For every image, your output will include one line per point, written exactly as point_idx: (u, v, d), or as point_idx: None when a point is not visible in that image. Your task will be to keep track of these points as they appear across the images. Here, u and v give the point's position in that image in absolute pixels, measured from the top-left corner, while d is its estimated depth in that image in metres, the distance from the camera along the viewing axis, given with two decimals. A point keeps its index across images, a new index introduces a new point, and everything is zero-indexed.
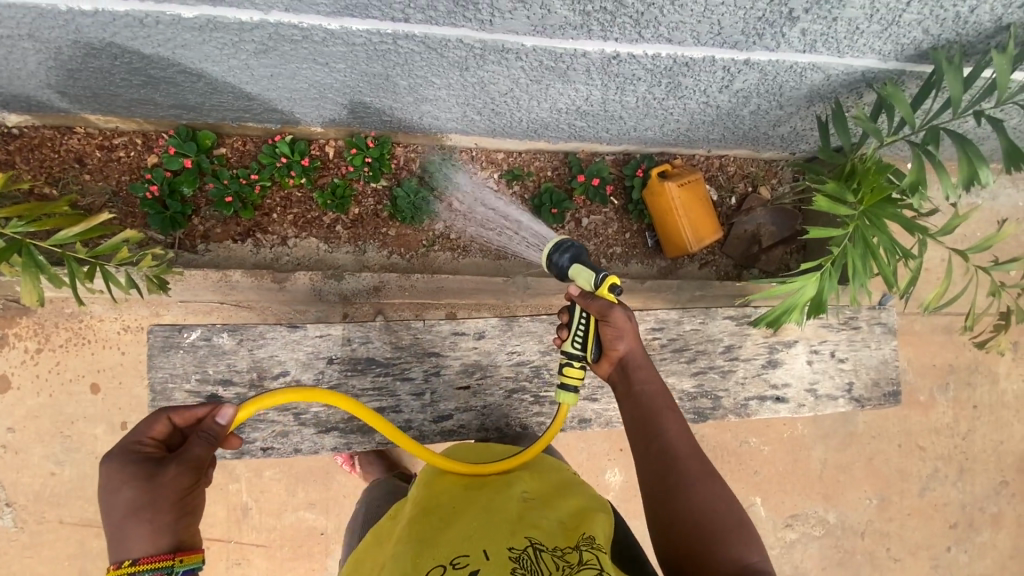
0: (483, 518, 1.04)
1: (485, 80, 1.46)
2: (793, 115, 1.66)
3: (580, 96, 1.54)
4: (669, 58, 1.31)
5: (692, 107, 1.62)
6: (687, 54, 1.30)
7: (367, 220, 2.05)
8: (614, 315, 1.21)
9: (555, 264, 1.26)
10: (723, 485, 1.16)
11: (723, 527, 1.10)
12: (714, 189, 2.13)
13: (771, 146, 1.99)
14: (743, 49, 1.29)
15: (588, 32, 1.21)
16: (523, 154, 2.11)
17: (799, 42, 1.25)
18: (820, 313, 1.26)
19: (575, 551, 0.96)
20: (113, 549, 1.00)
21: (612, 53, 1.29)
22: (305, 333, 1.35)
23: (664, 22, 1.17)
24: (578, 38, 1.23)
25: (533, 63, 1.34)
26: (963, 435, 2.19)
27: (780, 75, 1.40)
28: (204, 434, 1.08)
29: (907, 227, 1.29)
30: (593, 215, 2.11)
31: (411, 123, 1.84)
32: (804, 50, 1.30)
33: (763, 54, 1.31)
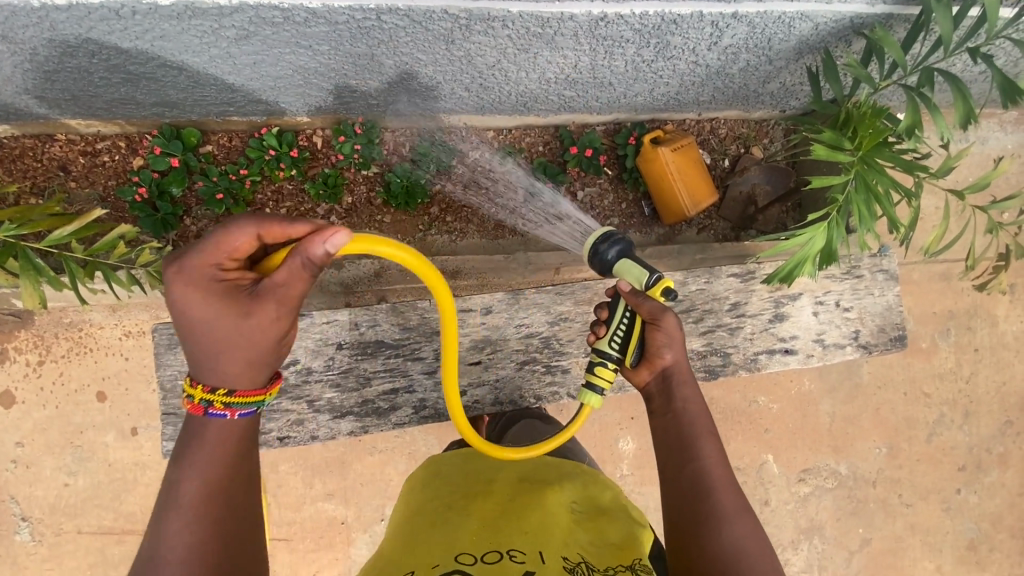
0: (543, 517, 1.07)
1: (471, 52, 1.44)
2: (783, 69, 1.65)
3: (569, 63, 1.53)
4: (657, 16, 1.30)
5: (682, 67, 1.60)
6: (674, 10, 1.28)
7: (363, 208, 2.05)
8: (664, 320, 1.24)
9: (600, 256, 1.29)
10: (754, 522, 1.18)
11: (751, 567, 1.11)
12: (707, 152, 2.13)
13: (761, 104, 1.99)
14: (730, 1, 1.27)
15: None
16: (513, 131, 2.11)
17: None
18: (831, 263, 1.24)
19: (629, 569, 0.99)
20: (206, 361, 1.07)
21: (600, 14, 1.27)
22: (311, 321, 1.33)
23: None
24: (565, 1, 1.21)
25: (520, 30, 1.32)
26: (966, 379, 2.22)
27: (769, 27, 1.39)
28: (305, 265, 1.04)
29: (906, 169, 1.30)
30: (589, 187, 2.11)
31: (399, 104, 1.81)
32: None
33: (751, 5, 1.29)
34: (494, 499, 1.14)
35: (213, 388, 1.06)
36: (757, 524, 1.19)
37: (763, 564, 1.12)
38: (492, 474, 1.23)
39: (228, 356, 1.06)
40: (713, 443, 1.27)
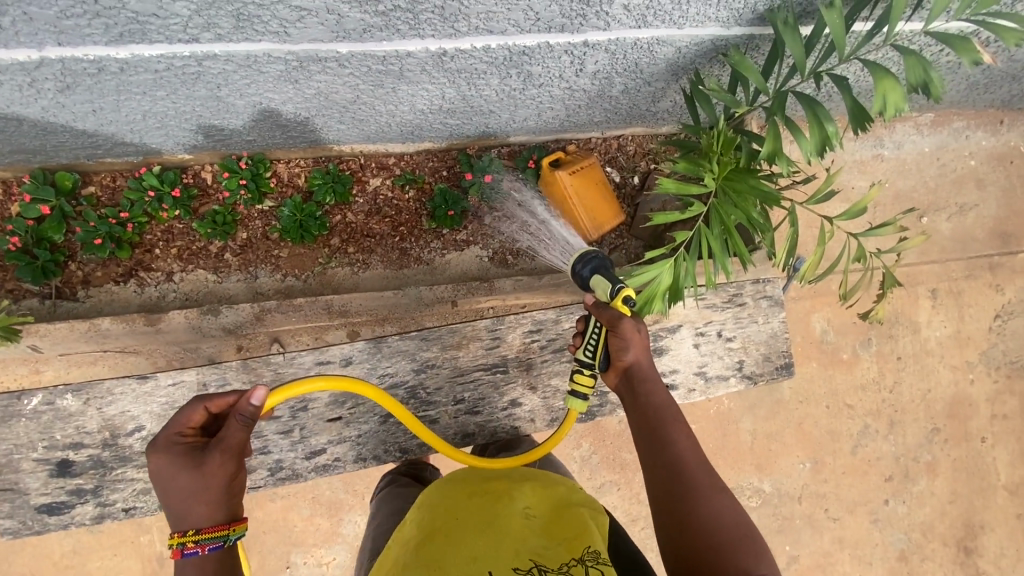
0: (487, 538, 1.01)
1: (323, 90, 1.37)
2: (666, 90, 1.59)
3: (435, 95, 1.47)
4: (502, 49, 1.23)
5: (558, 93, 1.54)
6: (518, 43, 1.22)
7: (259, 243, 1.98)
8: (624, 325, 1.16)
9: (578, 276, 1.30)
10: (729, 496, 1.13)
11: (732, 542, 1.06)
12: (615, 170, 2.09)
13: (663, 121, 1.94)
14: (575, 32, 1.21)
15: (399, 33, 1.12)
16: (413, 157, 2.05)
17: (628, 18, 1.17)
18: (679, 300, 1.22)
19: (579, 564, 0.95)
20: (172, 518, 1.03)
21: (438, 50, 1.20)
22: (156, 383, 1.27)
23: (476, 14, 1.08)
24: (391, 40, 1.14)
25: (362, 68, 1.25)
26: (890, 388, 2.19)
27: (629, 53, 1.33)
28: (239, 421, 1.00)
29: (764, 199, 1.21)
30: (494, 212, 2.05)
31: (278, 139, 1.73)
32: (639, 27, 1.22)
33: (599, 34, 1.23)
34: (455, 526, 1.06)
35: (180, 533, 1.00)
36: (731, 495, 1.13)
37: (743, 533, 1.08)
38: (448, 491, 1.16)
39: (193, 511, 1.01)
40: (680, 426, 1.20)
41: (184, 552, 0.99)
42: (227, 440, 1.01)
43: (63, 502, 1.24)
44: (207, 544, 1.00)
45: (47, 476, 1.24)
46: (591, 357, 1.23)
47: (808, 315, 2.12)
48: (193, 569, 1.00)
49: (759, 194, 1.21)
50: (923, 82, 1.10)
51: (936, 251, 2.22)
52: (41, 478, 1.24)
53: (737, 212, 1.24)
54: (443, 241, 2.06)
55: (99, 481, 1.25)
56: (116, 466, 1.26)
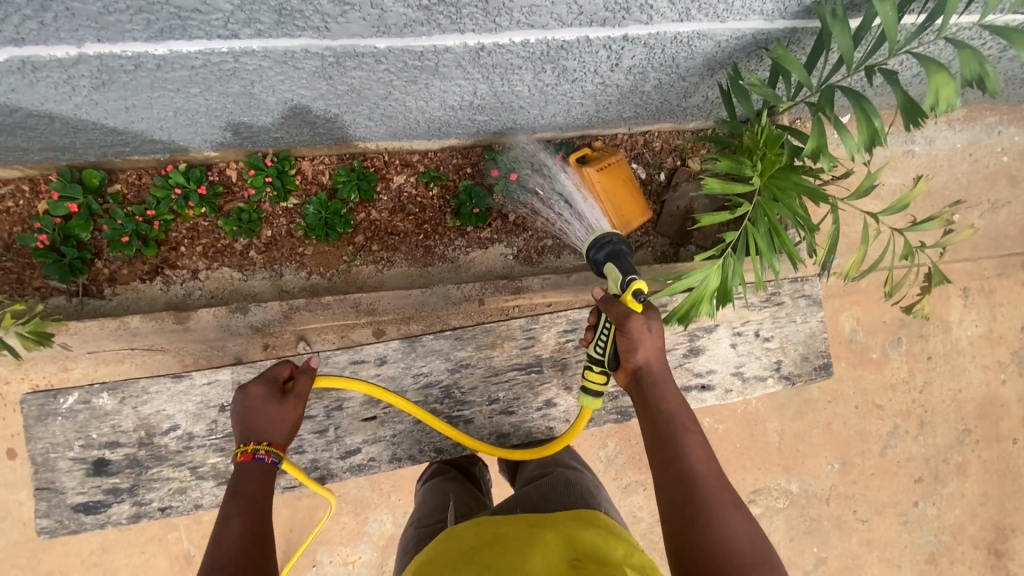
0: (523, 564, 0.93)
1: (356, 86, 1.35)
2: (699, 85, 1.56)
3: (467, 91, 1.45)
4: (540, 43, 1.21)
5: (590, 88, 1.52)
6: (556, 38, 1.20)
7: (283, 241, 1.97)
8: (632, 323, 1.15)
9: (594, 261, 1.35)
10: (744, 515, 1.09)
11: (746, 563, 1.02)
12: (641, 166, 2.06)
13: (692, 116, 1.91)
14: (615, 26, 1.18)
15: (439, 28, 1.10)
16: (438, 153, 2.03)
17: (671, 11, 1.14)
18: (728, 302, 1.19)
19: None
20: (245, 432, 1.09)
21: (476, 45, 1.18)
22: (191, 382, 1.26)
23: (518, 8, 1.06)
24: (430, 34, 1.12)
25: (397, 64, 1.24)
26: (920, 388, 2.15)
27: (667, 47, 1.30)
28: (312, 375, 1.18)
29: (810, 196, 1.18)
30: (519, 208, 2.03)
31: (304, 136, 1.72)
32: (681, 20, 1.19)
33: (640, 28, 1.20)
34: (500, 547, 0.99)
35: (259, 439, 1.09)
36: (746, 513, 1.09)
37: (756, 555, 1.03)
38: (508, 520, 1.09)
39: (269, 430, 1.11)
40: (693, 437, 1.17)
41: (255, 456, 1.07)
42: (299, 385, 1.14)
43: (100, 501, 1.24)
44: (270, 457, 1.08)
45: (84, 475, 1.24)
46: (602, 353, 1.23)
47: (837, 315, 2.09)
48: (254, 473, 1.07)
49: (804, 191, 1.18)
50: (977, 77, 1.07)
51: (968, 248, 2.17)
52: (78, 477, 1.24)
53: (781, 210, 1.21)
54: (467, 239, 2.04)
55: (135, 480, 1.25)
56: (152, 466, 1.25)
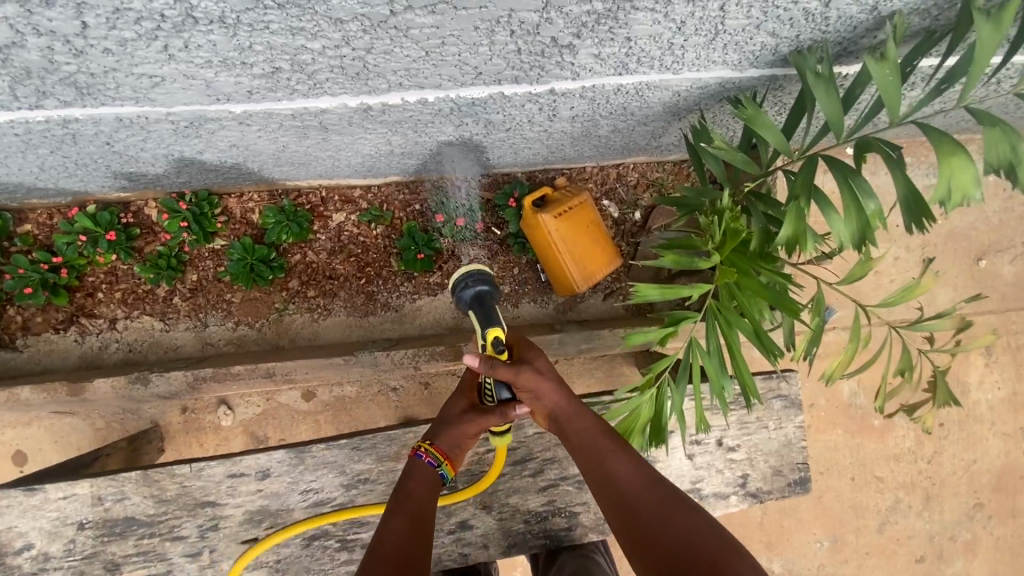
0: None
1: (239, 142, 1.12)
2: (667, 128, 1.30)
3: (381, 142, 1.21)
4: (442, 103, 0.97)
5: (533, 135, 1.27)
6: (463, 96, 0.95)
7: (210, 286, 1.79)
8: (523, 375, 1.06)
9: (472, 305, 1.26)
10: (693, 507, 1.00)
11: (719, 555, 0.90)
12: (613, 204, 1.81)
13: (671, 151, 1.64)
14: (535, 82, 0.92)
15: (298, 92, 0.86)
16: (382, 188, 1.80)
17: (603, 66, 0.88)
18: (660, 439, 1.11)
19: None
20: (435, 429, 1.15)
21: (361, 106, 0.94)
22: (46, 497, 1.12)
23: (392, 71, 0.82)
24: (293, 98, 0.89)
25: (273, 124, 1.01)
26: (927, 459, 1.90)
27: (612, 98, 1.04)
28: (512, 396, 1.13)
29: (778, 306, 0.95)
30: (473, 250, 1.80)
31: (211, 180, 1.51)
32: (619, 73, 0.93)
33: (567, 83, 0.94)
34: None
35: (432, 438, 1.12)
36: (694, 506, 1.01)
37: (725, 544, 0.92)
38: None
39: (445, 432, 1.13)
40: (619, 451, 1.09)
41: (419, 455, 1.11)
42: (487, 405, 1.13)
43: None
44: (429, 458, 1.11)
45: None
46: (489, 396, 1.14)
47: (835, 376, 1.83)
48: (417, 472, 1.09)
49: (771, 300, 0.95)
50: (1007, 165, 0.79)
51: (996, 299, 1.87)
52: None
53: (742, 323, 1.00)
54: (414, 284, 1.82)
55: None
56: None
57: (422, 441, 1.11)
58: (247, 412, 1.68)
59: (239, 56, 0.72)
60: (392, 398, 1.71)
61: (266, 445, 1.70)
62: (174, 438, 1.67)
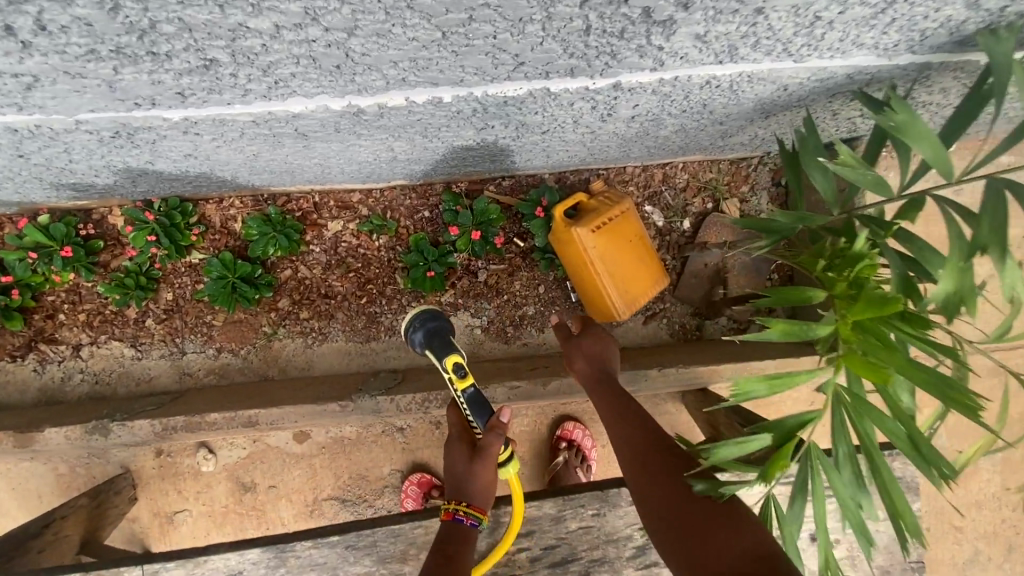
0: None
1: (194, 152, 0.86)
2: (745, 128, 1.03)
3: (381, 149, 0.94)
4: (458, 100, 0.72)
5: (574, 138, 0.99)
6: (487, 93, 0.70)
7: (187, 306, 1.54)
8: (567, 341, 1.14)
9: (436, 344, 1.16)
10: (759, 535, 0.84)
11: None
12: (658, 211, 1.54)
13: (732, 151, 1.37)
14: (590, 75, 0.67)
15: (257, 89, 0.63)
16: (385, 192, 1.53)
17: (691, 49, 0.63)
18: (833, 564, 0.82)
19: None
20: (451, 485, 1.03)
21: (349, 108, 0.70)
22: None
23: (390, 52, 0.58)
24: (251, 100, 0.66)
25: (233, 133, 0.75)
26: (1017, 507, 1.63)
27: (692, 95, 0.77)
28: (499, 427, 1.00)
29: (939, 396, 0.71)
30: (492, 265, 1.54)
31: (179, 187, 1.26)
32: (719, 60, 0.66)
33: (635, 74, 0.68)
34: None
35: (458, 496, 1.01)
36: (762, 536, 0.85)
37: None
38: None
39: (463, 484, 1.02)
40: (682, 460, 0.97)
41: (454, 517, 1.00)
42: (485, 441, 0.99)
43: None
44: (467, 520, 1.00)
45: None
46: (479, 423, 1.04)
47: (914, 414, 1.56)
48: (455, 539, 0.98)
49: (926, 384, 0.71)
50: None
51: None
52: None
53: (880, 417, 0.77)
54: (423, 305, 1.56)
55: None
56: None
57: (451, 501, 1.01)
58: (231, 456, 1.46)
59: (159, 45, 0.52)
60: (398, 439, 1.48)
61: (253, 493, 1.47)
62: (147, 484, 1.45)
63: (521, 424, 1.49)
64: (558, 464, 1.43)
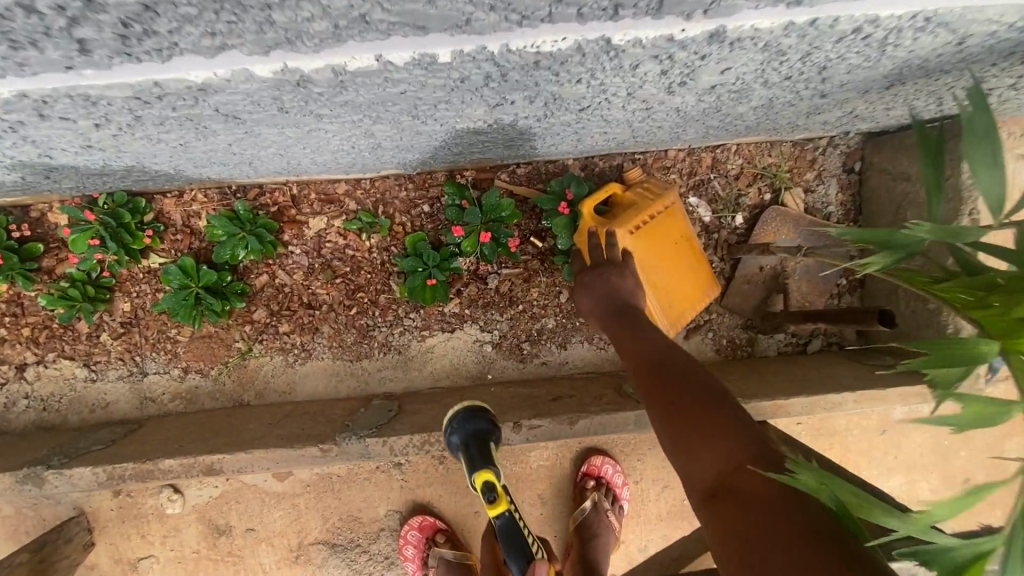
0: None
1: (95, 141, 0.61)
2: (850, 99, 0.77)
3: (359, 133, 0.69)
4: (458, 57, 0.49)
5: (621, 116, 0.74)
6: (480, 46, 0.48)
7: (147, 319, 1.30)
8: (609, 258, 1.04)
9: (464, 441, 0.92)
10: (750, 440, 0.70)
11: (755, 517, 0.61)
12: (704, 204, 1.28)
13: (805, 129, 1.10)
14: (647, 10, 0.44)
15: (126, 41, 0.41)
16: (377, 182, 1.28)
17: None
18: None
19: None
20: None
21: (286, 70, 0.47)
22: None
23: None
24: (128, 66, 0.44)
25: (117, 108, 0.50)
26: None
27: (801, 45, 0.53)
28: None
29: None
30: (506, 269, 1.30)
31: (120, 182, 1.02)
32: None
33: (719, 7, 0.45)
34: None
35: None
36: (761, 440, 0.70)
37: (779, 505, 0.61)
38: None
39: None
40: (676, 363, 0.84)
41: None
42: None
43: None
44: None
45: None
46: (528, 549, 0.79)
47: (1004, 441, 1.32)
48: None
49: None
50: None
51: None
52: None
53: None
54: (423, 317, 1.31)
55: None
56: None
57: None
58: (201, 496, 1.24)
59: None
60: (396, 475, 1.26)
61: (228, 536, 1.26)
62: (105, 528, 1.25)
63: (540, 457, 1.27)
64: (586, 509, 1.20)
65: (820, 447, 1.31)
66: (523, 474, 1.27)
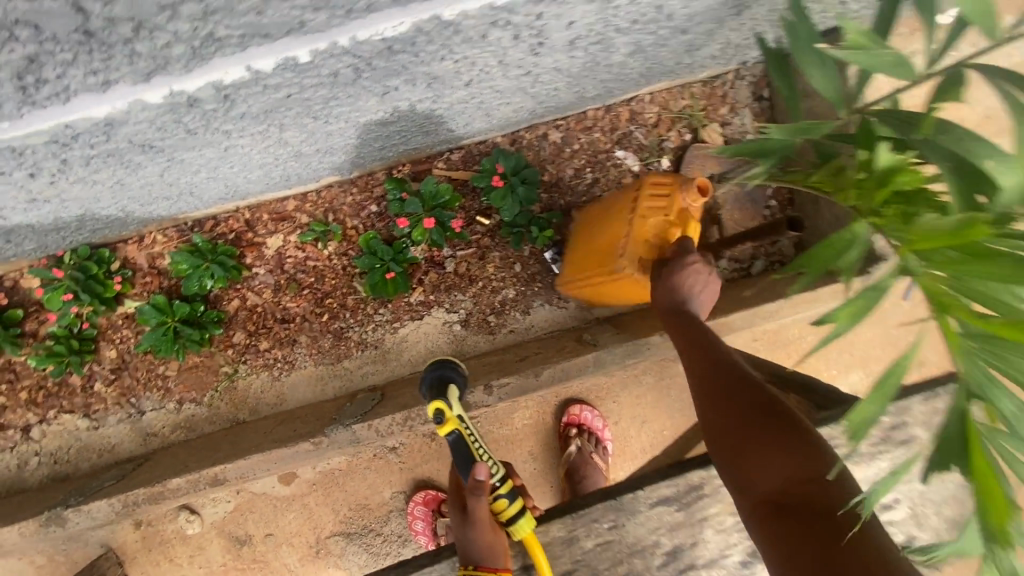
0: None
1: (51, 184, 0.70)
2: (711, 33, 0.85)
3: (277, 140, 0.76)
4: (317, 55, 0.56)
5: (507, 86, 0.81)
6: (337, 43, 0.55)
7: (135, 362, 1.37)
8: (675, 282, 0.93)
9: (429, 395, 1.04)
10: (804, 451, 0.76)
11: (819, 541, 0.69)
12: (632, 155, 1.36)
13: (702, 68, 1.18)
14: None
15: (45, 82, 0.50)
16: (323, 192, 1.35)
17: None
18: None
19: None
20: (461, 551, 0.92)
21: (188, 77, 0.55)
22: None
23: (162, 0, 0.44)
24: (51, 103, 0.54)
25: (56, 139, 0.59)
26: None
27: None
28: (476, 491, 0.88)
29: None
30: (459, 251, 1.37)
31: (78, 235, 1.10)
32: None
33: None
34: None
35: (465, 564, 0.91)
36: (816, 445, 0.77)
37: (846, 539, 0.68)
38: None
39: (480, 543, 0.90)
40: (739, 373, 0.87)
41: None
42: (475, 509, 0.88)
43: None
44: None
45: None
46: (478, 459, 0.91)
47: None
48: None
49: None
50: None
51: None
52: None
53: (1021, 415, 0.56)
54: (391, 310, 1.39)
55: None
56: None
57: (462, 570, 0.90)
58: (217, 513, 1.32)
59: None
60: (394, 460, 1.34)
61: (250, 545, 1.33)
62: (135, 559, 1.31)
63: (523, 417, 1.37)
64: (572, 454, 1.29)
65: (779, 359, 1.40)
66: (511, 435, 1.36)
